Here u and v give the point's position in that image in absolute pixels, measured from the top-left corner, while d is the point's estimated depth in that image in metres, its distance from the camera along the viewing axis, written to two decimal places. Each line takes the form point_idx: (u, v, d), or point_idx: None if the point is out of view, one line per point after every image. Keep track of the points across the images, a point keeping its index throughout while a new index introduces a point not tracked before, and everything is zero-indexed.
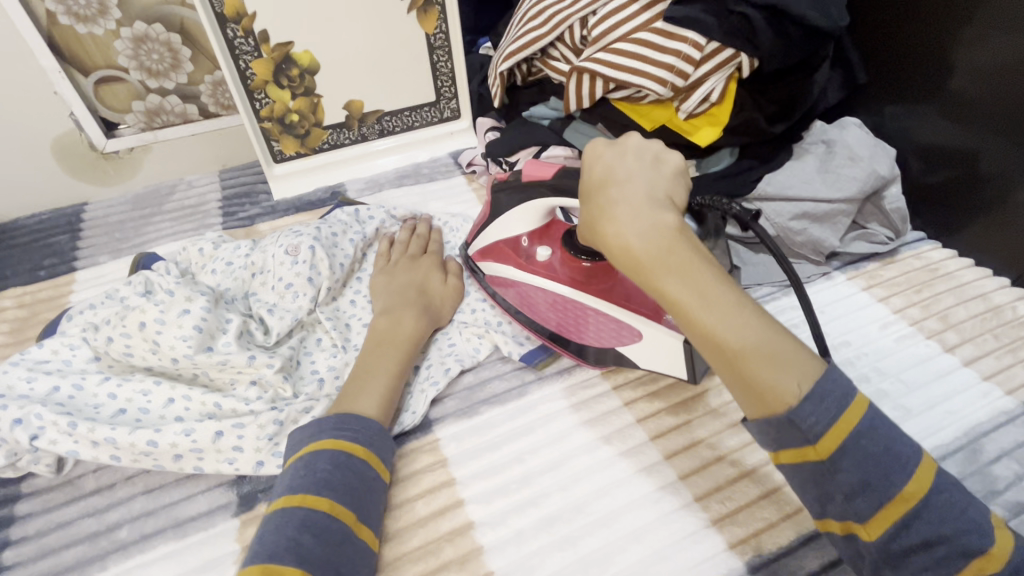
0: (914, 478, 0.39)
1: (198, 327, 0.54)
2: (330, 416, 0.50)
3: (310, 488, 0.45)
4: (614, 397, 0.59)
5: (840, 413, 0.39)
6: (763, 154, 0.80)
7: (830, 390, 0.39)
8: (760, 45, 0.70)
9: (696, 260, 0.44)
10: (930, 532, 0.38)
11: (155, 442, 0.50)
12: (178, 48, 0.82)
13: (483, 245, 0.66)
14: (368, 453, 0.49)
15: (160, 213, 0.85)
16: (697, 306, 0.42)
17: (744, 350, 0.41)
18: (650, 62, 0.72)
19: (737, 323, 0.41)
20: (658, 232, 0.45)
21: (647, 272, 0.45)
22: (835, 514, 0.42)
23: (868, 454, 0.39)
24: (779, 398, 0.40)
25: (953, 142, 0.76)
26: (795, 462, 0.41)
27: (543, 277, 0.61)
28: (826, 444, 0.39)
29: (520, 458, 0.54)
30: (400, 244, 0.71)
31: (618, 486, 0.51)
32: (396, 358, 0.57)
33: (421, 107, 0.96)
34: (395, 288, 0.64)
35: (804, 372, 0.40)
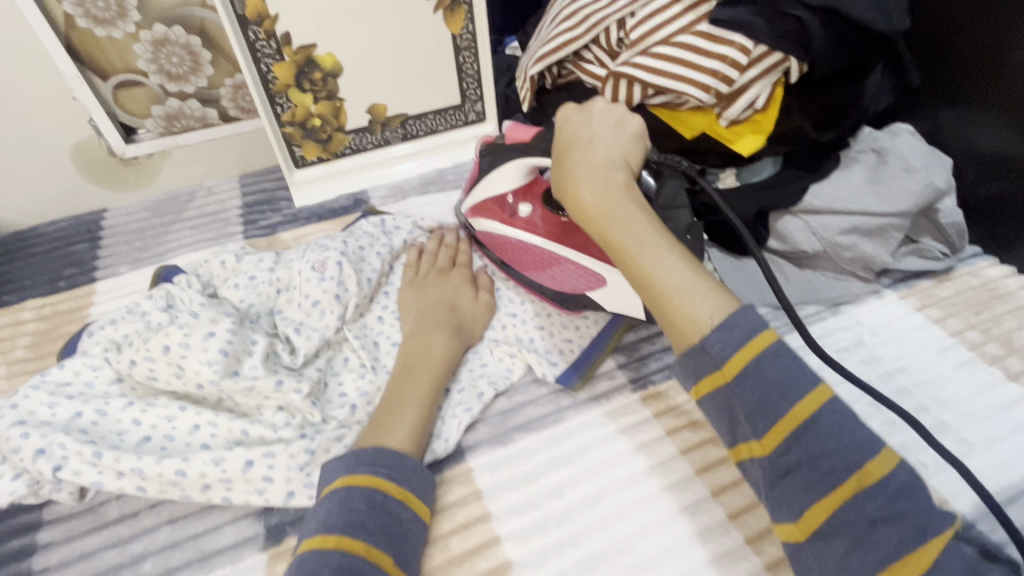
0: (805, 398, 0.38)
1: (223, 350, 0.52)
2: (365, 447, 0.48)
3: (346, 529, 0.43)
4: (656, 426, 0.55)
5: (747, 340, 0.40)
6: (809, 164, 0.75)
7: (740, 320, 0.41)
8: (811, 48, 0.66)
9: (635, 210, 0.49)
10: (815, 447, 0.37)
11: (183, 471, 0.48)
12: (198, 52, 0.80)
13: (473, 202, 0.67)
14: (403, 492, 0.47)
15: (180, 221, 0.83)
16: (630, 249, 0.47)
17: (666, 286, 0.45)
18: (693, 67, 0.68)
19: (660, 263, 0.46)
20: (605, 184, 0.50)
21: (593, 220, 0.50)
22: (743, 439, 0.41)
23: (769, 379, 0.39)
24: (694, 328, 0.43)
25: (1015, 150, 0.71)
26: (711, 394, 0.42)
27: (524, 231, 0.62)
28: (732, 367, 0.40)
29: (558, 491, 0.51)
30: (429, 255, 0.68)
31: (663, 524, 0.48)
32: (427, 383, 0.54)
33: (446, 110, 0.93)
34: (424, 307, 0.62)
35: (717, 305, 0.43)
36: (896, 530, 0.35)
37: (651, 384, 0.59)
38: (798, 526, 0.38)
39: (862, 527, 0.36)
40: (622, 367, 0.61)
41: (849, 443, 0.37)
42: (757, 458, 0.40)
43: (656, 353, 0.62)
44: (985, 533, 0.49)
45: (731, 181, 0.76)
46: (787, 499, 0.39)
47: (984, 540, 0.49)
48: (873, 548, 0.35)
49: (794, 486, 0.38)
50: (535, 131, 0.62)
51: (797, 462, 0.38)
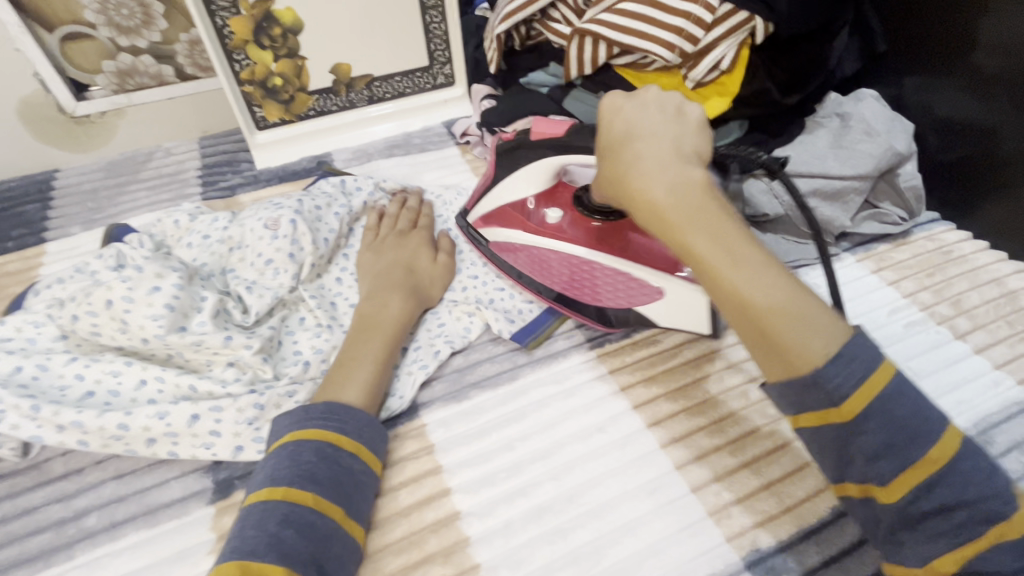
0: (935, 442, 0.35)
1: (169, 305, 0.51)
2: (317, 403, 0.47)
3: (294, 481, 0.42)
4: (610, 382, 0.56)
5: (866, 375, 0.36)
6: (775, 128, 0.76)
7: (858, 352, 0.36)
8: (777, 6, 0.65)
9: (723, 215, 0.40)
10: (951, 496, 0.35)
11: (126, 425, 0.47)
12: (150, 3, 0.77)
13: (486, 211, 0.63)
14: (356, 444, 0.46)
15: (136, 182, 0.81)
16: (726, 264, 0.39)
17: (774, 310, 0.37)
18: (657, 24, 0.67)
19: (765, 281, 0.38)
20: (683, 183, 0.41)
21: (671, 227, 0.41)
22: (855, 478, 0.38)
23: (894, 418, 0.36)
24: (807, 361, 0.37)
25: (974, 116, 0.72)
26: (816, 427, 0.38)
27: (556, 240, 0.58)
28: (851, 406, 0.36)
29: (510, 445, 0.51)
30: (389, 218, 0.67)
31: (612, 476, 0.49)
32: (382, 343, 0.54)
33: (413, 72, 0.90)
34: (382, 269, 0.61)
35: (833, 334, 0.37)
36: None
37: (608, 343, 0.60)
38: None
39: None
40: (581, 327, 0.61)
41: (988, 493, 0.34)
42: (876, 503, 0.37)
43: None
44: None
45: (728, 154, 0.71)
46: (908, 547, 0.36)
47: None
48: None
49: (920, 535, 0.35)
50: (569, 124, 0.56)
51: (930, 511, 0.35)
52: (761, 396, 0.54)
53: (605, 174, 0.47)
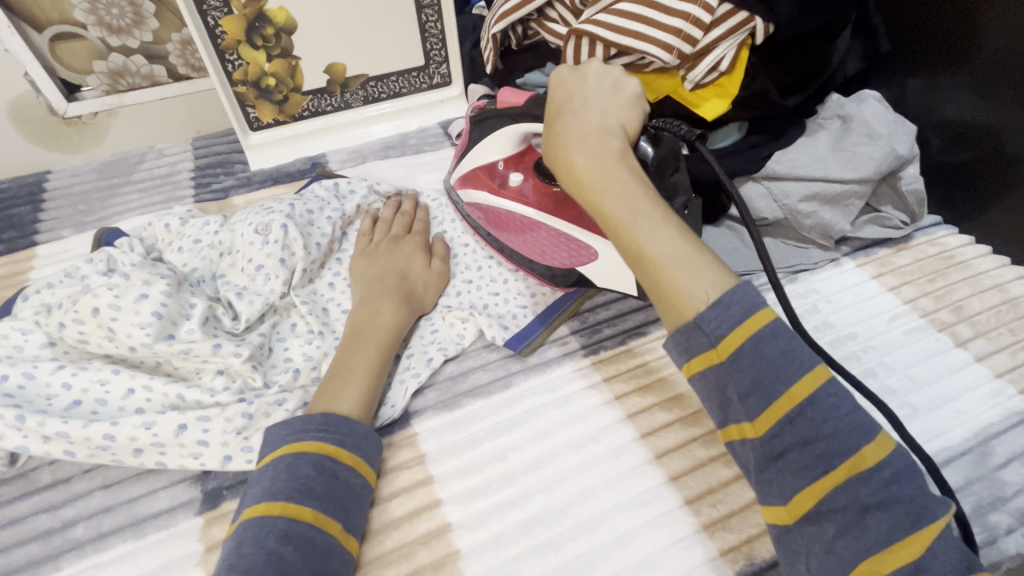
0: (805, 376, 0.38)
1: (157, 313, 0.50)
2: (314, 414, 0.47)
3: (293, 496, 0.42)
4: (604, 391, 0.55)
5: (744, 317, 0.39)
6: (774, 131, 0.74)
7: (738, 298, 0.40)
8: (777, 9, 0.64)
9: (627, 178, 0.46)
10: (809, 431, 0.37)
11: (112, 435, 0.47)
12: (140, 3, 0.76)
13: (465, 171, 0.66)
14: (354, 458, 0.46)
15: (128, 183, 0.80)
16: (625, 217, 0.44)
17: (661, 258, 0.42)
18: (655, 25, 0.66)
19: (655, 233, 0.43)
20: (599, 150, 0.48)
21: (586, 187, 0.47)
22: (734, 420, 0.39)
23: (764, 358, 0.38)
24: (688, 303, 0.41)
25: (980, 119, 0.70)
26: (702, 373, 0.40)
27: (515, 203, 0.62)
28: (727, 347, 0.39)
29: (503, 455, 0.50)
30: (384, 222, 0.66)
31: (605, 487, 0.48)
32: (377, 351, 0.53)
33: (409, 72, 0.89)
34: (376, 274, 0.60)
35: (715, 281, 0.41)
36: (887, 517, 0.35)
37: (604, 350, 0.59)
38: (788, 509, 0.38)
39: (853, 511, 0.36)
40: (576, 333, 0.60)
41: (845, 428, 0.37)
42: (749, 441, 0.39)
43: (610, 320, 0.61)
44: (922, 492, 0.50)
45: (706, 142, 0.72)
46: (775, 484, 0.38)
47: None
48: (863, 534, 0.35)
49: (784, 470, 0.38)
50: (529, 95, 0.58)
51: (791, 445, 0.37)
52: None
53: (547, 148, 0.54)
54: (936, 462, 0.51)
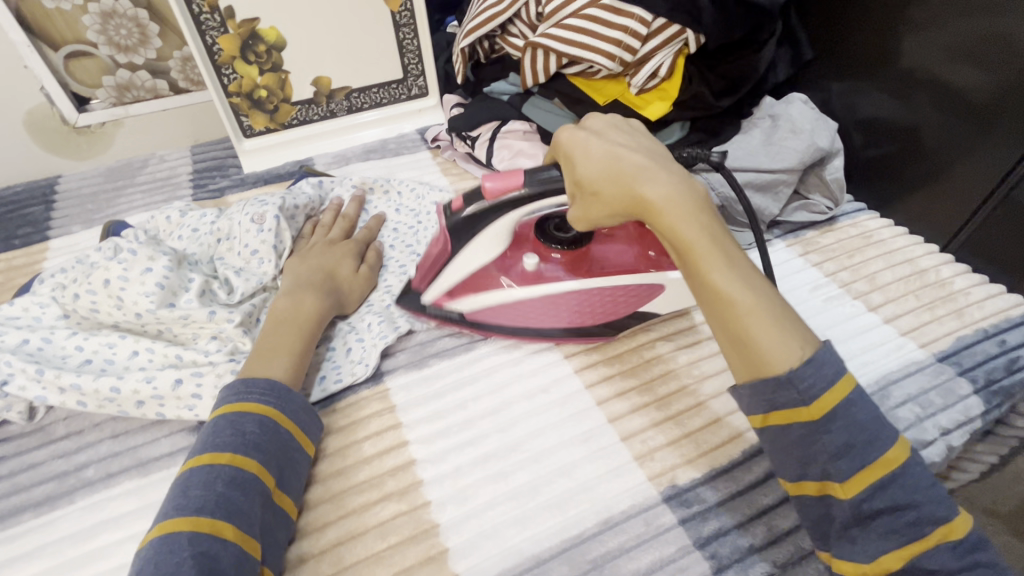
0: (892, 445, 0.41)
1: (159, 284, 0.57)
2: (256, 379, 0.51)
3: (239, 448, 0.46)
4: (555, 351, 0.63)
5: (836, 380, 0.41)
6: (712, 128, 0.85)
7: (827, 360, 0.41)
8: (703, 20, 0.73)
9: (711, 224, 0.46)
10: (902, 497, 0.40)
11: (118, 388, 0.54)
12: (145, 24, 0.85)
13: (449, 285, 0.61)
14: (294, 422, 0.51)
15: (132, 186, 0.87)
16: (718, 263, 0.44)
17: (750, 307, 0.42)
18: (598, 37, 0.75)
19: (745, 281, 0.43)
20: (685, 192, 0.47)
21: (668, 225, 0.46)
22: (816, 477, 0.41)
23: (857, 421, 0.41)
24: (784, 357, 0.41)
25: (895, 118, 0.80)
26: (787, 424, 0.42)
27: (549, 282, 0.61)
28: (819, 406, 0.40)
29: (463, 404, 0.58)
30: (323, 227, 0.72)
31: (551, 428, 0.55)
32: (300, 336, 0.57)
33: (388, 84, 0.98)
34: (306, 269, 0.64)
35: (802, 339, 0.42)
36: None
37: None
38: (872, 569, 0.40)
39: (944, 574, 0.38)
40: None
41: (932, 496, 0.40)
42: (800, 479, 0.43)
43: None
44: None
45: None
46: (860, 543, 0.40)
47: None
48: None
49: (872, 531, 0.40)
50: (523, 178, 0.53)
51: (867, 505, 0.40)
52: (688, 360, 0.61)
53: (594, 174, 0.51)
54: None
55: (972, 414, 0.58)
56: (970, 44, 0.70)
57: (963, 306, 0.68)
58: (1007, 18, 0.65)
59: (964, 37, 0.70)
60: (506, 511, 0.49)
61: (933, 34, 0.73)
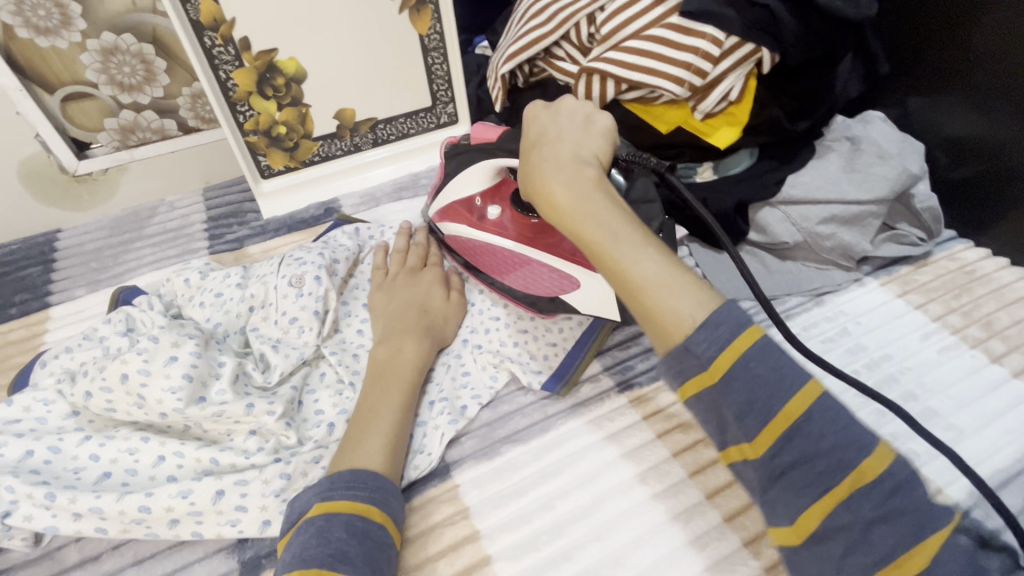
0: (796, 392, 0.36)
1: (187, 375, 0.48)
2: (341, 470, 0.45)
3: (324, 562, 0.39)
4: (646, 429, 0.54)
5: (732, 339, 0.37)
6: (784, 154, 0.75)
7: (726, 320, 0.38)
8: (783, 39, 0.65)
9: (606, 203, 0.45)
10: (808, 448, 0.35)
11: (147, 507, 0.45)
12: (151, 60, 0.77)
13: (441, 205, 0.66)
14: (385, 517, 0.44)
15: (140, 239, 0.79)
16: (608, 244, 0.43)
17: (645, 283, 0.41)
18: (665, 61, 0.66)
19: (637, 259, 0.42)
20: (575, 178, 0.47)
21: (563, 214, 0.46)
22: (733, 441, 0.37)
23: (756, 377, 0.36)
24: (678, 325, 0.39)
25: (987, 136, 0.72)
26: (697, 396, 0.38)
27: (494, 234, 0.62)
28: (719, 368, 0.37)
29: (549, 504, 0.49)
30: (399, 254, 0.65)
31: (658, 533, 0.47)
32: (402, 387, 0.52)
33: (417, 112, 0.90)
34: (396, 308, 0.60)
35: (701, 303, 0.39)
36: (892, 530, 0.33)
37: (638, 385, 0.58)
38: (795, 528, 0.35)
39: None
40: (607, 371, 0.60)
41: (843, 440, 0.35)
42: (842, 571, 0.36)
43: (643, 354, 0.61)
44: (981, 520, 0.49)
45: (709, 175, 0.76)
46: (779, 506, 0.36)
47: (980, 527, 0.48)
48: (870, 549, 0.33)
49: (786, 490, 0.36)
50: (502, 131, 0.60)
51: None
52: None
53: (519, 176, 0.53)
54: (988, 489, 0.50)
55: None
56: None
57: None
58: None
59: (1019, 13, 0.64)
60: None
61: (1004, 19, 0.66)
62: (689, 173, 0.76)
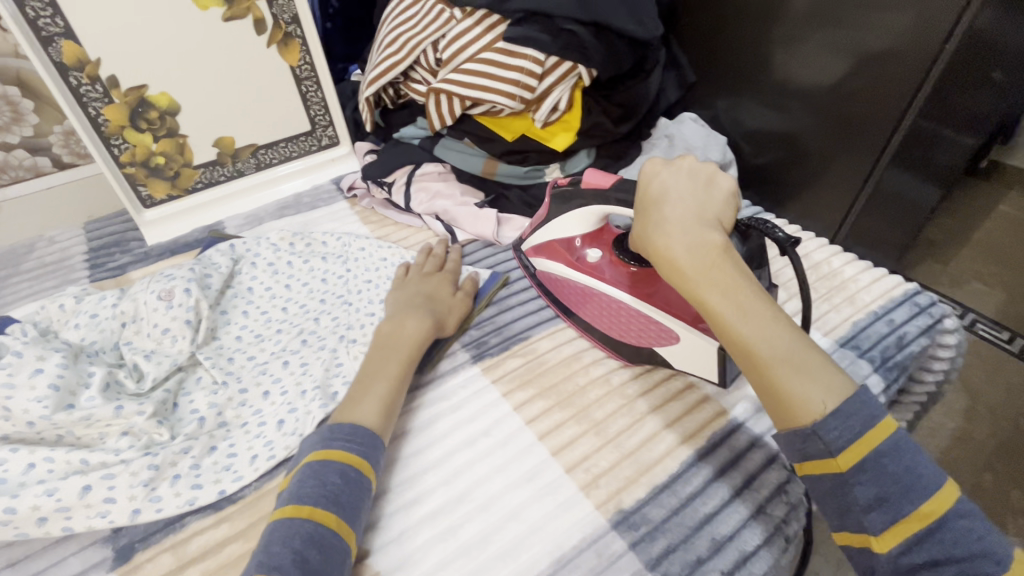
0: (933, 500, 0.40)
1: (53, 385, 0.53)
2: (341, 425, 0.52)
3: (320, 501, 0.46)
4: (493, 391, 0.63)
5: (862, 434, 0.41)
6: (617, 152, 0.89)
7: (854, 408, 0.42)
8: (591, 56, 0.76)
9: (737, 278, 0.48)
10: (941, 552, 0.39)
11: (14, 508, 0.49)
12: (17, 101, 0.82)
13: (537, 243, 0.73)
14: (375, 474, 0.51)
15: (17, 273, 0.80)
16: (738, 317, 0.46)
17: (772, 359, 0.45)
18: (497, 80, 0.77)
19: (769, 336, 0.45)
20: (703, 246, 0.50)
21: (690, 281, 0.49)
22: (859, 530, 0.42)
23: (889, 473, 0.40)
24: (801, 408, 0.43)
25: (778, 129, 0.87)
26: (817, 474, 0.43)
27: (590, 275, 0.67)
28: (847, 457, 0.41)
29: (405, 462, 0.57)
30: (416, 264, 0.73)
31: (497, 472, 0.55)
32: (397, 358, 0.59)
33: (297, 137, 0.96)
34: (408, 295, 0.67)
35: (833, 390, 0.43)
36: None
37: (489, 356, 0.67)
38: None
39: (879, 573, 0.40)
40: (464, 347, 0.68)
41: (979, 550, 0.38)
42: None
43: (495, 330, 0.70)
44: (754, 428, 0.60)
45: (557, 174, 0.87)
46: None
47: None
48: None
49: None
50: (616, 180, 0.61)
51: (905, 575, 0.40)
52: (620, 381, 0.63)
53: (636, 229, 0.56)
54: None
55: (876, 392, 0.63)
56: (799, 52, 0.79)
57: (855, 291, 0.75)
58: (876, 40, 0.71)
59: (847, 52, 0.74)
60: (458, 568, 0.49)
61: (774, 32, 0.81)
62: (538, 174, 0.88)
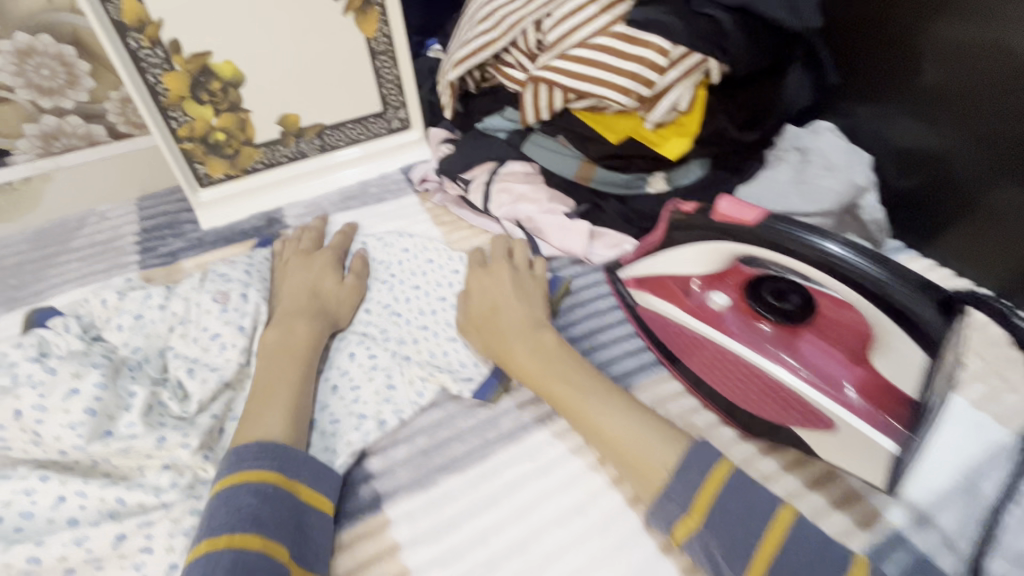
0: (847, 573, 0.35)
1: (90, 410, 0.46)
2: (249, 443, 0.45)
3: (237, 527, 0.40)
4: (587, 455, 0.52)
5: (705, 477, 0.40)
6: (735, 164, 0.75)
7: (694, 459, 0.41)
8: (729, 49, 0.63)
9: (575, 366, 0.52)
10: None
11: (38, 557, 0.42)
12: (72, 62, 0.75)
13: (641, 273, 0.60)
14: (297, 484, 0.45)
15: (66, 251, 0.74)
16: (579, 400, 0.48)
17: (619, 436, 0.46)
18: (610, 70, 0.64)
19: (612, 413, 0.47)
20: (536, 344, 0.54)
21: (533, 378, 0.52)
22: None
23: (758, 532, 0.38)
24: (654, 473, 0.43)
25: (931, 146, 0.71)
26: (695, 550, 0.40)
27: (713, 327, 0.55)
28: (702, 513, 0.39)
29: (483, 538, 0.48)
30: (294, 241, 0.69)
31: (593, 566, 0.46)
32: (295, 363, 0.53)
33: (366, 117, 0.86)
34: (289, 292, 0.61)
35: (671, 446, 0.43)
36: None
37: None
38: None
39: None
40: None
41: None
42: None
43: None
44: (916, 543, 0.47)
45: (661, 185, 0.74)
46: None
47: (916, 550, 0.47)
48: None
49: None
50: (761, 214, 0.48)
51: None
52: None
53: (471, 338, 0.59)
54: (927, 507, 0.49)
55: None
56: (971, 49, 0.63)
57: None
58: None
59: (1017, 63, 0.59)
60: None
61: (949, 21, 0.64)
62: (640, 183, 0.75)
